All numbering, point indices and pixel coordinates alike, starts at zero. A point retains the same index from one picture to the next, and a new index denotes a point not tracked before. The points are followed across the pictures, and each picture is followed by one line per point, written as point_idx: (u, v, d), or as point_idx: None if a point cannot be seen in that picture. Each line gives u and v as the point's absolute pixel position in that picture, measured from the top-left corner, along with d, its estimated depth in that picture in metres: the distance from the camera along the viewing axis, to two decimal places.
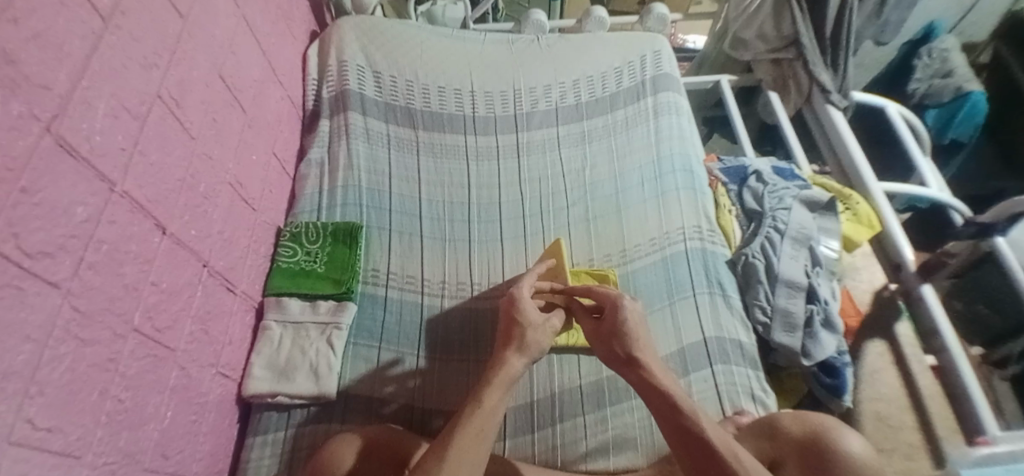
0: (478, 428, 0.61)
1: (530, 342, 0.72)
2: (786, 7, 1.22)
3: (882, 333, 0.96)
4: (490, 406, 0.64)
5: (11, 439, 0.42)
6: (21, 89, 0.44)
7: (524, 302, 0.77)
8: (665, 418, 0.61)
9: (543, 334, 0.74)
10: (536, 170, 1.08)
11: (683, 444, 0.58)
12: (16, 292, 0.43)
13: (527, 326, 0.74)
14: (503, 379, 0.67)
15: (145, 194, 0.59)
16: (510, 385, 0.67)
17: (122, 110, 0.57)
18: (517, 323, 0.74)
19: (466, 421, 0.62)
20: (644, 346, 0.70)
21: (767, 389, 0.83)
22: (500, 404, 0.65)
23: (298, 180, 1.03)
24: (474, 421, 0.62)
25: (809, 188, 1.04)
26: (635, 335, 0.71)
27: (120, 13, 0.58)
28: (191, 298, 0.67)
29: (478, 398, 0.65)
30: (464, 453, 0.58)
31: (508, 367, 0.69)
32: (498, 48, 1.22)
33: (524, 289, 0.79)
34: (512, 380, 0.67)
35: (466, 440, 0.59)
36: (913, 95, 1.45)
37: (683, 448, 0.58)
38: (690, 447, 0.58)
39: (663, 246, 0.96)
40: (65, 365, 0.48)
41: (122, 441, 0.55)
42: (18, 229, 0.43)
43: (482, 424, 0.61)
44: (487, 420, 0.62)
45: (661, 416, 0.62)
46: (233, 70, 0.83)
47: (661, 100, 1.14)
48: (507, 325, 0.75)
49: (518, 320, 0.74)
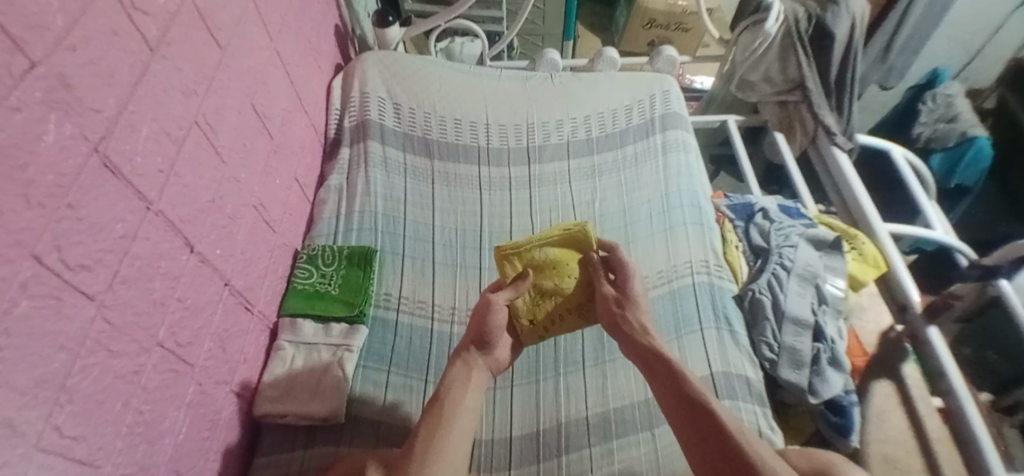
0: (438, 422, 0.64)
1: (492, 341, 0.76)
2: (792, 52, 1.27)
3: (889, 374, 0.96)
4: (453, 401, 0.67)
5: (39, 445, 0.43)
6: (73, 111, 0.47)
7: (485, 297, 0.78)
8: (670, 389, 0.67)
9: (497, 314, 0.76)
10: (547, 201, 1.11)
11: (685, 412, 0.65)
12: (56, 303, 0.45)
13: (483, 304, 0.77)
14: (461, 375, 0.71)
15: (178, 213, 0.62)
16: (469, 372, 0.72)
17: (162, 134, 0.60)
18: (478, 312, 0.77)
19: (434, 417, 0.65)
20: (647, 326, 0.76)
21: (774, 427, 0.83)
22: (462, 396, 0.68)
23: (317, 205, 1.07)
24: (443, 417, 0.65)
25: (815, 227, 1.06)
26: (639, 310, 0.77)
27: (166, 43, 0.62)
28: (211, 315, 0.69)
29: (440, 393, 0.69)
30: (433, 446, 0.62)
31: (469, 365, 0.73)
32: (512, 84, 1.27)
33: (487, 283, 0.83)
34: (472, 374, 0.72)
35: (452, 435, 0.64)
36: (918, 138, 1.49)
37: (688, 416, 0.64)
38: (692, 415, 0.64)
39: (671, 279, 0.98)
40: (94, 375, 0.49)
41: (139, 454, 0.56)
42: (61, 243, 0.46)
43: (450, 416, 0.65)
44: (454, 411, 0.66)
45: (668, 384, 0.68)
46: (263, 98, 0.87)
47: (669, 137, 1.18)
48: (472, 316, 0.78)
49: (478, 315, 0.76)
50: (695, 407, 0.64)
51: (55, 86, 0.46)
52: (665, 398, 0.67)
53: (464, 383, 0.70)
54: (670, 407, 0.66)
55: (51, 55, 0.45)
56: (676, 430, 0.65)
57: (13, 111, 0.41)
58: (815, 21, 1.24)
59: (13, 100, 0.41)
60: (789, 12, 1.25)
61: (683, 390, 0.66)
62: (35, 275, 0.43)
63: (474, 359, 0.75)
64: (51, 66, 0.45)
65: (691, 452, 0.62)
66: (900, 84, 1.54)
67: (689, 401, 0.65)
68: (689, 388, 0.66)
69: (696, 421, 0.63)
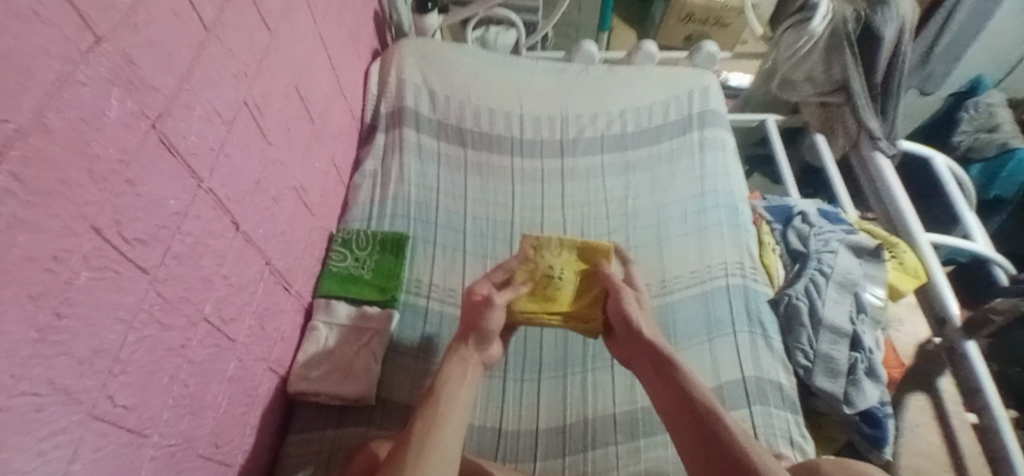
0: (439, 414, 0.64)
1: (488, 339, 0.77)
2: (838, 53, 1.24)
3: (924, 387, 0.95)
4: (448, 396, 0.67)
5: (95, 413, 0.45)
6: (135, 89, 0.48)
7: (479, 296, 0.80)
8: (671, 397, 0.66)
9: (494, 313, 0.77)
10: (579, 195, 1.10)
11: (691, 420, 0.62)
12: (114, 275, 0.46)
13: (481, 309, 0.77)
14: (460, 368, 0.71)
15: (227, 192, 0.63)
16: (466, 366, 0.72)
17: (215, 114, 0.61)
18: (473, 309, 0.78)
19: (427, 412, 0.64)
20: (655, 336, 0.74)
21: (805, 435, 0.82)
22: (456, 390, 0.68)
23: (351, 189, 1.07)
24: (439, 413, 0.64)
25: (855, 233, 1.04)
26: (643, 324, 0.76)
27: (221, 24, 0.62)
28: (253, 293, 0.71)
29: (434, 387, 0.68)
30: (441, 433, 0.61)
31: (464, 360, 0.73)
32: (548, 75, 1.26)
33: (482, 283, 0.82)
34: (466, 368, 0.72)
35: (449, 425, 0.63)
36: (957, 146, 1.45)
37: (697, 429, 0.61)
38: (696, 421, 0.62)
39: (705, 280, 0.96)
40: (146, 347, 0.51)
41: (183, 425, 0.57)
42: (121, 217, 0.47)
43: (438, 408, 0.65)
44: (450, 405, 0.65)
45: (670, 395, 0.66)
46: (306, 82, 0.88)
47: (707, 135, 1.16)
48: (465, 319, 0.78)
49: (476, 309, 0.78)
50: (698, 417, 0.62)
51: (120, 62, 0.46)
52: (671, 417, 0.65)
53: (460, 377, 0.70)
54: (674, 422, 0.64)
55: (116, 32, 0.46)
56: (680, 442, 0.62)
57: (81, 86, 0.42)
58: (863, 22, 1.20)
59: (81, 76, 0.42)
60: (837, 12, 1.22)
61: (686, 398, 0.64)
62: (96, 248, 0.44)
63: (468, 354, 0.74)
64: (116, 41, 0.46)
65: (692, 457, 0.60)
66: (940, 90, 1.50)
67: (696, 414, 0.62)
68: (699, 405, 0.63)
69: (704, 440, 0.60)
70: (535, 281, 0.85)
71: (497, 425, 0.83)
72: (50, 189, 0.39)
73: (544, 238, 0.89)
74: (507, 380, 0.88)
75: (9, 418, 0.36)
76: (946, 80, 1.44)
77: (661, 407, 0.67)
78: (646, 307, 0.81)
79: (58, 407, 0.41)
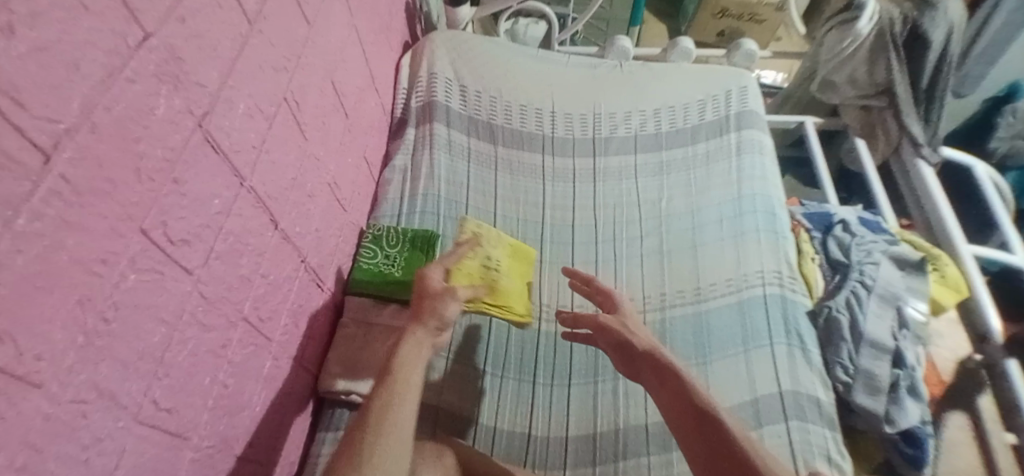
0: (395, 396, 0.58)
1: (444, 325, 0.70)
2: (882, 55, 1.20)
3: (964, 405, 0.91)
4: (405, 376, 0.61)
5: (139, 417, 0.44)
6: (181, 85, 0.47)
7: (435, 286, 0.73)
8: (676, 402, 0.62)
9: (454, 302, 0.72)
10: (611, 196, 1.08)
11: (699, 426, 0.59)
12: (159, 277, 0.45)
13: (434, 296, 0.71)
14: (414, 352, 0.64)
15: (266, 190, 0.62)
16: (421, 348, 0.66)
17: (256, 110, 0.60)
18: (432, 296, 0.71)
19: (382, 389, 0.59)
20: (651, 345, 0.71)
21: (844, 453, 0.79)
22: (411, 373, 0.62)
23: (382, 184, 1.06)
24: (394, 393, 0.59)
25: (898, 245, 1.00)
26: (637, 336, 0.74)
27: (263, 17, 0.60)
28: (288, 291, 0.70)
29: (389, 368, 0.62)
30: (392, 412, 0.57)
31: (417, 341, 0.66)
32: (580, 71, 1.23)
33: (434, 268, 0.77)
34: (421, 351, 0.65)
35: (402, 407, 0.58)
36: (993, 153, 1.42)
37: (705, 437, 0.58)
38: (704, 427, 0.58)
39: (741, 288, 0.94)
40: (188, 349, 0.50)
41: (221, 426, 0.57)
42: (166, 217, 0.46)
43: (395, 387, 0.59)
44: (404, 385, 0.60)
45: (672, 399, 0.63)
46: (341, 76, 0.86)
47: (745, 137, 1.12)
48: (415, 305, 0.71)
49: (432, 296, 0.71)
50: (704, 420, 0.59)
51: (166, 58, 0.45)
52: (674, 423, 0.61)
53: (416, 358, 0.64)
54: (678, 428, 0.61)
55: (163, 26, 0.44)
56: (688, 449, 0.59)
57: (129, 82, 0.40)
58: (910, 25, 1.17)
59: (129, 72, 0.40)
60: (884, 13, 1.18)
61: (692, 403, 0.61)
62: (142, 250, 0.43)
63: (420, 337, 0.67)
64: (163, 36, 0.44)
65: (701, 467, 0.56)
66: (975, 93, 1.46)
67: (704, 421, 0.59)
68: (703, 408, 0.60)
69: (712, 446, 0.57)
70: (471, 270, 0.88)
71: (527, 430, 0.82)
72: (98, 189, 0.38)
73: (483, 228, 0.94)
74: (537, 385, 0.87)
75: (53, 426, 0.35)
76: (981, 82, 1.42)
77: (669, 416, 0.62)
78: (631, 318, 0.78)
79: (103, 412, 0.40)
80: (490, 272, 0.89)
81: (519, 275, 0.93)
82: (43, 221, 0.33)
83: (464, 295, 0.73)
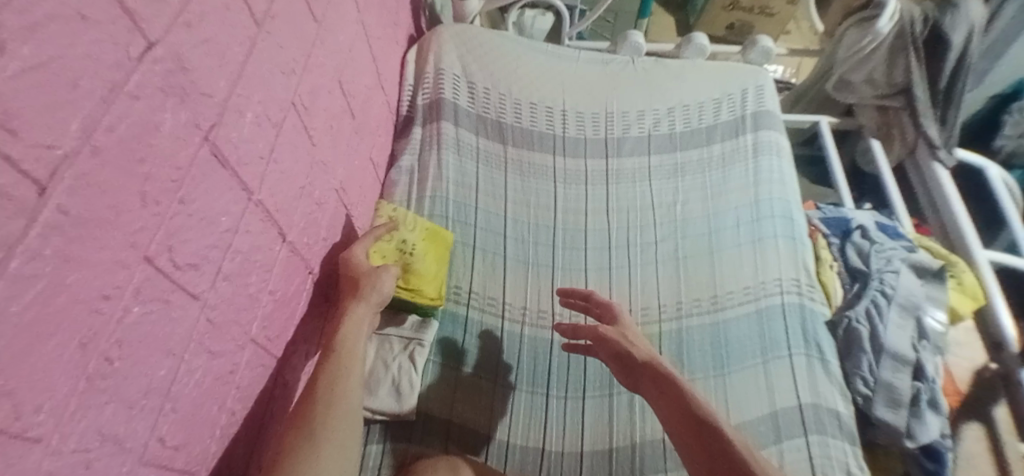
0: (341, 368, 0.63)
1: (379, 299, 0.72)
2: (901, 55, 1.17)
3: (979, 415, 0.90)
4: (350, 349, 0.65)
5: (144, 458, 0.41)
6: (188, 97, 0.43)
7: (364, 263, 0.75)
8: (678, 412, 0.62)
9: (387, 275, 0.74)
10: (625, 200, 1.05)
11: (701, 437, 0.59)
12: (165, 307, 0.42)
13: (366, 275, 0.73)
14: (354, 328, 0.67)
15: (275, 202, 0.59)
16: (363, 322, 0.69)
17: (265, 118, 0.56)
18: (364, 274, 0.73)
19: (326, 361, 0.63)
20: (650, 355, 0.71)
21: (864, 468, 0.77)
22: (354, 345, 0.66)
23: (387, 186, 1.02)
24: (341, 366, 0.63)
25: (917, 252, 0.98)
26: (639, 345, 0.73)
27: (271, 17, 0.56)
28: (296, 306, 0.67)
29: (331, 344, 0.65)
30: (339, 384, 0.61)
31: (358, 317, 0.69)
32: (592, 68, 1.19)
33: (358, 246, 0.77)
34: (362, 325, 0.69)
35: (350, 376, 0.63)
36: (999, 151, 1.38)
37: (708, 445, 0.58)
38: (707, 440, 0.59)
39: (759, 297, 0.91)
40: (196, 378, 0.47)
41: (229, 454, 0.54)
42: (172, 242, 0.42)
43: (341, 362, 0.63)
44: (348, 357, 0.64)
45: (672, 409, 0.63)
46: (349, 75, 0.82)
47: (761, 138, 1.09)
48: (345, 282, 0.73)
49: (364, 275, 0.73)
50: (704, 427, 0.60)
51: (172, 68, 0.41)
52: (675, 433, 0.62)
53: (358, 332, 0.67)
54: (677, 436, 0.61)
55: (169, 33, 0.40)
56: (688, 457, 0.59)
57: (132, 98, 0.37)
58: (931, 24, 1.14)
59: (132, 87, 0.37)
60: (906, 11, 1.14)
61: (693, 413, 0.61)
62: (147, 280, 0.39)
63: (359, 312, 0.70)
64: (169, 45, 0.40)
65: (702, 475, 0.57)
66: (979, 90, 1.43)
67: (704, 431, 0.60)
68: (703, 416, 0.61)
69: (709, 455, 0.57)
70: (385, 252, 0.83)
71: (540, 444, 0.80)
72: (101, 218, 0.34)
73: (399, 212, 0.89)
74: (551, 397, 0.84)
75: None
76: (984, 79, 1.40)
77: (669, 428, 0.63)
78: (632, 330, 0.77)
79: (107, 458, 0.37)
80: (405, 254, 0.83)
81: (436, 259, 0.87)
82: (40, 261, 0.30)
83: (394, 269, 0.75)
